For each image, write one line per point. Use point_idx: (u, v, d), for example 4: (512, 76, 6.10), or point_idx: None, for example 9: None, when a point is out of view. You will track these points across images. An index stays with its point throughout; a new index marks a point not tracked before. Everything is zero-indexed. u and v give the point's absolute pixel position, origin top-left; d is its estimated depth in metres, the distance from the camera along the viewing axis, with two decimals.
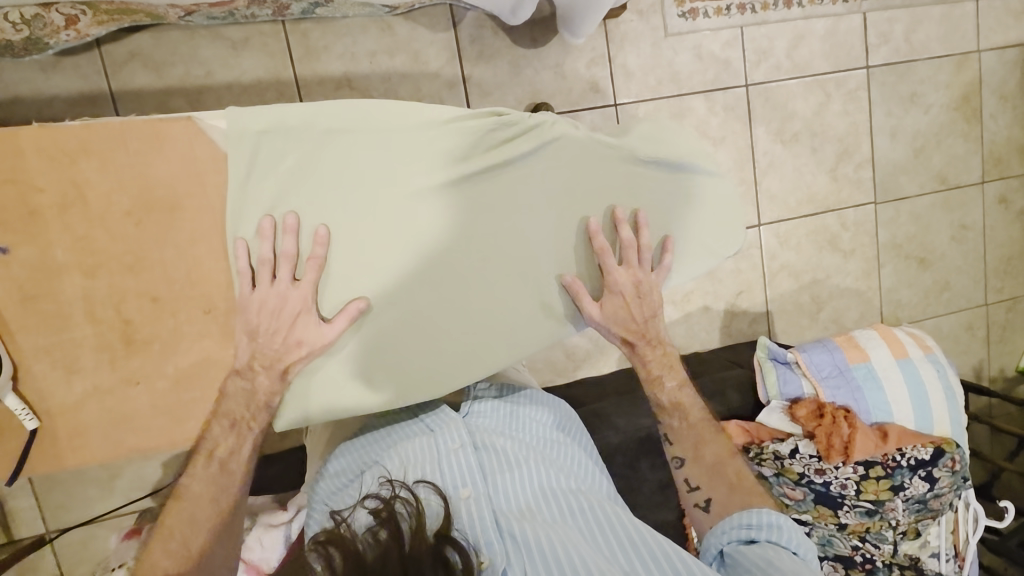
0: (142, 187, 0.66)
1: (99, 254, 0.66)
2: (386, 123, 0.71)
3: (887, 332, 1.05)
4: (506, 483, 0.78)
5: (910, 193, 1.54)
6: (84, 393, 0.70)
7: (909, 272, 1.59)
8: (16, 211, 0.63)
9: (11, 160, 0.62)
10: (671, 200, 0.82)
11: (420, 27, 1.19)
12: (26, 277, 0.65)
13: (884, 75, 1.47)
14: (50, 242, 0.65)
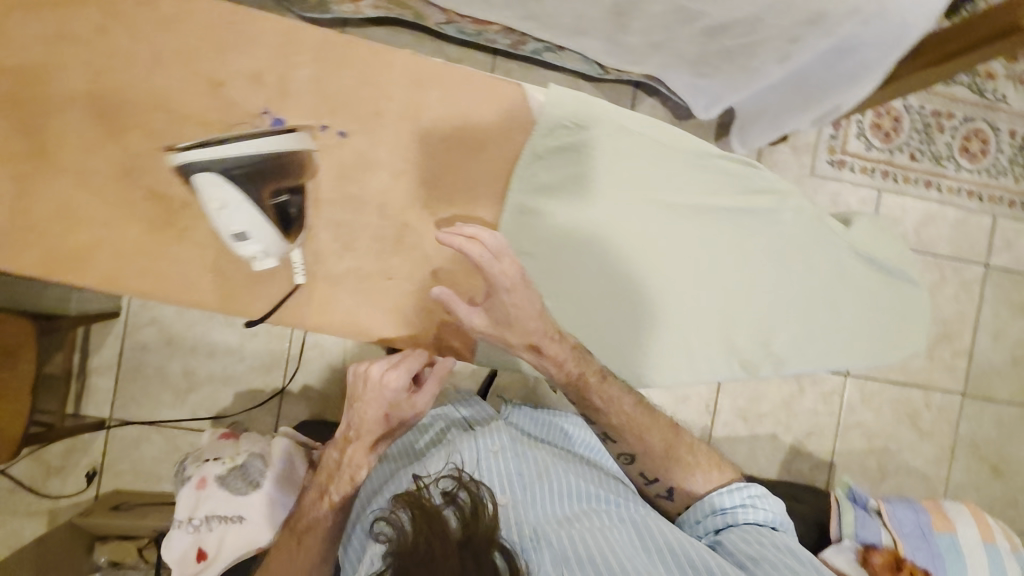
0: (465, 123, 0.77)
1: (410, 163, 0.76)
2: (666, 146, 0.82)
3: (978, 512, 1.03)
4: (545, 488, 0.78)
5: (1000, 397, 1.55)
6: (348, 269, 0.77)
7: (980, 476, 1.56)
8: (366, 109, 0.75)
9: (380, 68, 0.74)
10: (873, 293, 0.89)
11: (605, 97, 1.34)
12: (348, 160, 0.75)
13: (1000, 278, 1.53)
14: (380, 139, 0.75)
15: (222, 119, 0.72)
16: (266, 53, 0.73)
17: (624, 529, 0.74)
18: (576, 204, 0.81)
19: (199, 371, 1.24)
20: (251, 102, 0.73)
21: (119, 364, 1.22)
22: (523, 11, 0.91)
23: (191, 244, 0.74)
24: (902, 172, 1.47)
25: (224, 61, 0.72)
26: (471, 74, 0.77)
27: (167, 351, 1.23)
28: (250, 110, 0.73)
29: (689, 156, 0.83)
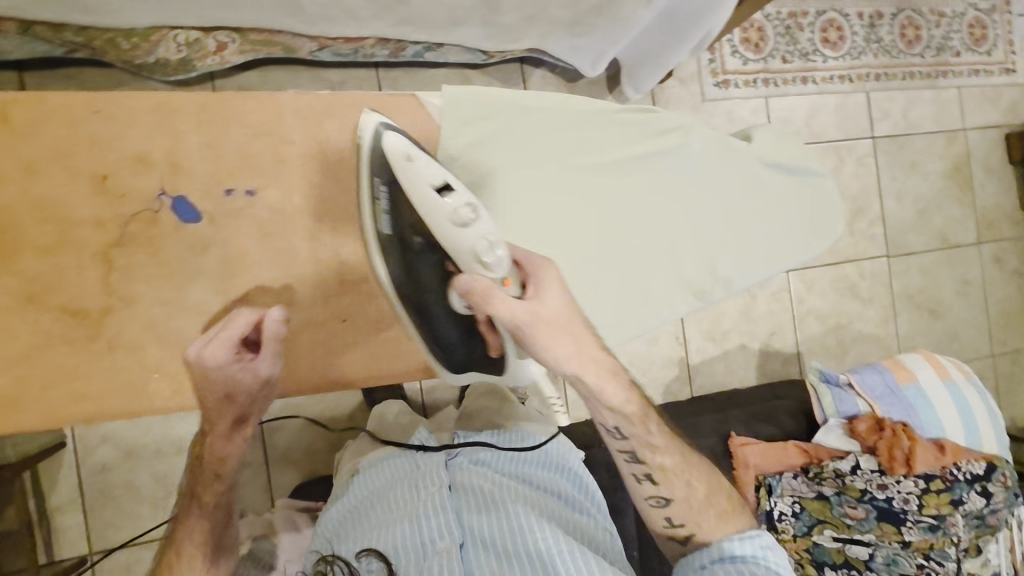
0: None
1: (330, 202, 0.74)
2: (569, 117, 0.84)
3: (931, 356, 1.13)
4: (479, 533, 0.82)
5: (918, 248, 1.70)
6: (300, 324, 0.74)
7: (922, 322, 1.71)
8: (268, 160, 0.72)
9: (270, 118, 0.72)
10: (786, 196, 0.96)
11: (495, 81, 1.35)
12: (267, 218, 0.72)
13: (888, 145, 1.67)
14: (292, 188, 0.73)
15: (115, 213, 0.67)
16: (146, 130, 0.68)
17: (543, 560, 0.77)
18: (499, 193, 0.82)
19: (170, 472, 1.16)
20: (144, 184, 0.68)
21: (81, 495, 1.13)
22: (395, 16, 0.90)
23: (122, 351, 0.69)
24: (780, 74, 1.57)
25: (100, 151, 0.67)
26: (360, 98, 0.75)
27: (130, 463, 1.15)
28: (145, 197, 0.68)
29: (595, 118, 0.86)
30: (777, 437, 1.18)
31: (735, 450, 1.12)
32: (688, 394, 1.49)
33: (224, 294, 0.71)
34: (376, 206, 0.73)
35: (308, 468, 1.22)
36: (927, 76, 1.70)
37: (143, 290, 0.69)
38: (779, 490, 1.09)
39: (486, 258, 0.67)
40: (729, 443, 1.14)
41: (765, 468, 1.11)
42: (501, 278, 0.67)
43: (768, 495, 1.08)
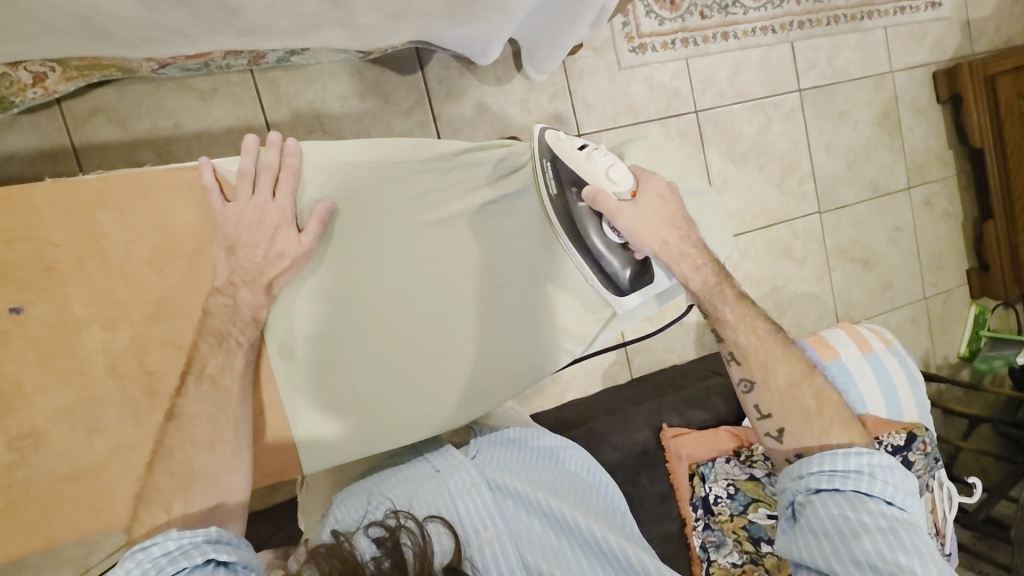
0: (163, 236, 0.64)
1: (120, 305, 0.63)
2: (400, 169, 0.77)
3: (852, 330, 1.13)
4: (525, 526, 0.83)
5: (849, 201, 1.68)
6: (106, 453, 0.63)
7: (856, 274, 1.71)
8: (28, 268, 0.59)
9: (21, 216, 0.59)
10: (678, 212, 0.95)
11: (388, 70, 1.23)
12: (44, 336, 0.60)
13: (815, 96, 1.61)
14: (68, 296, 0.61)
15: None
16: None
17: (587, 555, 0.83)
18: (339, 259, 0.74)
19: None
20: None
21: None
22: (233, 30, 0.76)
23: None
24: (699, 32, 1.47)
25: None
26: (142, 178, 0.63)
27: None
28: None
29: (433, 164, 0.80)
30: (709, 422, 1.20)
31: (667, 443, 1.15)
32: (628, 376, 1.45)
33: (1, 432, 0.59)
34: (550, 197, 0.86)
35: None
36: (853, 19, 1.62)
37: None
38: (713, 475, 1.14)
39: (611, 175, 0.82)
40: (661, 436, 1.16)
41: (697, 456, 1.15)
42: (626, 189, 0.82)
43: (702, 481, 1.15)
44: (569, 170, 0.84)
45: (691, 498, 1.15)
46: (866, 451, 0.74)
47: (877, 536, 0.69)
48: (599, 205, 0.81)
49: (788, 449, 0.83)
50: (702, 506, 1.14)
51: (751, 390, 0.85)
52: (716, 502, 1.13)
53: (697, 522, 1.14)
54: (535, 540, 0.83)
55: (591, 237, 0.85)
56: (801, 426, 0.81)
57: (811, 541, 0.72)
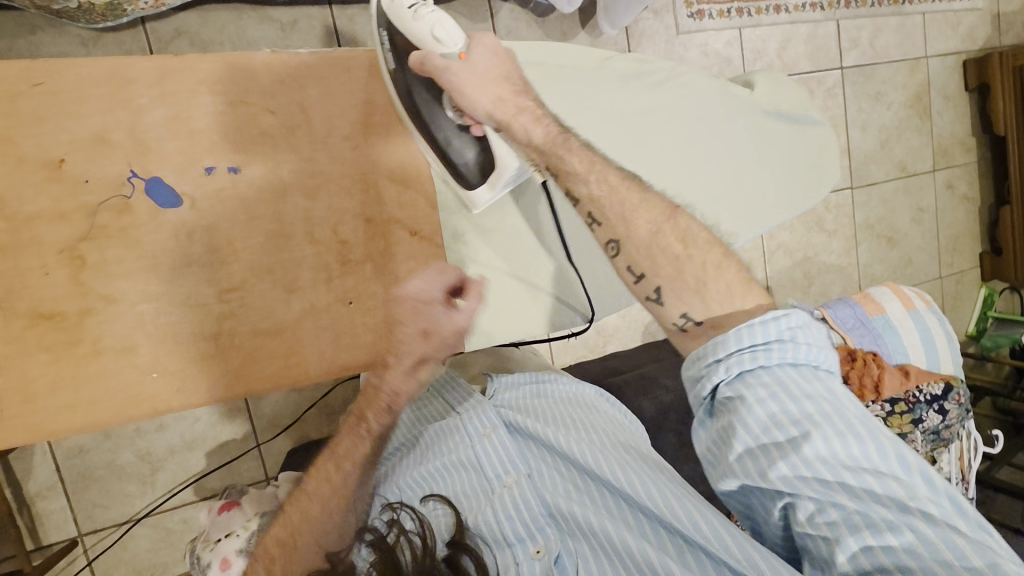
0: (360, 113, 0.76)
1: (319, 176, 0.74)
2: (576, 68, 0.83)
3: (896, 288, 1.20)
4: (545, 465, 0.78)
5: (879, 178, 1.75)
6: (301, 311, 0.73)
7: (880, 250, 1.79)
8: (249, 133, 0.71)
9: (244, 81, 0.70)
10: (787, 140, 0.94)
11: (460, 16, 1.25)
12: (255, 197, 0.71)
13: (855, 75, 1.67)
14: (279, 162, 0.72)
15: (81, 202, 0.64)
16: (99, 108, 0.65)
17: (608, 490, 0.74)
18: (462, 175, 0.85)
19: (156, 450, 1.12)
20: (112, 167, 0.65)
21: (62, 480, 1.08)
22: None
23: (109, 356, 0.66)
24: (753, 3, 1.51)
25: (70, 123, 0.64)
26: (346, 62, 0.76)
27: (110, 444, 1.09)
28: (110, 178, 0.65)
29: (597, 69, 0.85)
30: None
31: None
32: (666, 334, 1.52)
33: (217, 281, 0.70)
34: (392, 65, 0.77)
35: (297, 434, 1.20)
36: (895, 2, 1.68)
37: (121, 287, 0.66)
38: None
39: (440, 35, 0.74)
40: None
41: None
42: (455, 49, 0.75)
43: None
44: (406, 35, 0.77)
45: None
46: (783, 315, 0.60)
47: (821, 454, 0.56)
48: (428, 68, 0.74)
49: (672, 309, 0.64)
50: None
51: (618, 251, 0.67)
52: None
53: None
54: (558, 479, 0.76)
55: (430, 113, 0.77)
56: (683, 287, 0.63)
57: (747, 464, 0.58)
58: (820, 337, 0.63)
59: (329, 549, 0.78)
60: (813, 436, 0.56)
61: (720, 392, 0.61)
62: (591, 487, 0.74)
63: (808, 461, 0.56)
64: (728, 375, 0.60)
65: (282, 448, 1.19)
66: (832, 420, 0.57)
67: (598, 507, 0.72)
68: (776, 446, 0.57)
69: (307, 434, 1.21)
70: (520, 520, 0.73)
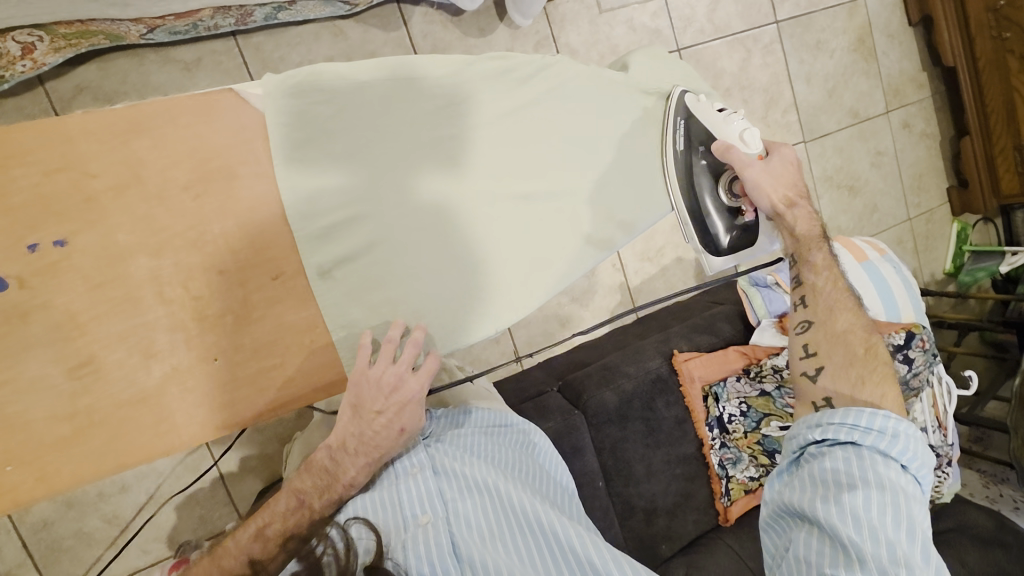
0: (205, 151, 0.53)
1: (166, 233, 0.51)
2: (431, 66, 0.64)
3: (848, 242, 1.19)
4: (467, 509, 0.81)
5: (831, 128, 1.71)
6: (164, 378, 0.52)
7: (843, 200, 1.76)
8: (73, 199, 0.48)
9: (58, 127, 0.48)
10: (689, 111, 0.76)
11: (371, 28, 1.21)
12: (96, 269, 0.49)
13: (792, 28, 1.63)
14: (115, 226, 0.49)
15: None
16: None
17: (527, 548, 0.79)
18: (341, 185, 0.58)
19: (122, 511, 1.10)
20: None
21: (31, 555, 1.05)
22: None
23: None
24: None
25: None
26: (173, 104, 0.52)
27: (73, 513, 1.08)
28: None
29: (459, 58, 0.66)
30: (717, 345, 1.24)
31: (680, 367, 1.17)
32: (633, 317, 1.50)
33: (64, 361, 0.48)
34: (676, 154, 0.73)
35: (267, 472, 1.19)
36: None
37: None
38: (725, 395, 1.18)
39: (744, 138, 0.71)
40: (674, 362, 1.18)
41: (710, 378, 1.18)
42: (756, 152, 0.72)
43: (716, 402, 1.18)
44: (699, 128, 0.72)
45: (706, 419, 1.18)
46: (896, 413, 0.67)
47: (868, 492, 0.64)
48: (732, 161, 0.71)
49: (821, 390, 0.74)
50: (717, 425, 1.18)
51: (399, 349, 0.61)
52: (730, 420, 1.18)
53: (714, 441, 1.19)
54: (475, 522, 0.80)
55: (707, 189, 0.73)
56: (843, 372, 0.73)
57: (804, 485, 0.69)
58: (925, 446, 0.68)
59: (252, 558, 0.70)
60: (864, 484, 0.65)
61: (809, 448, 0.72)
62: (501, 539, 0.79)
63: (836, 511, 0.64)
64: (820, 437, 0.70)
65: (251, 489, 1.18)
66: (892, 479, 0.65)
67: (506, 561, 0.77)
68: (825, 479, 0.67)
69: (274, 471, 1.20)
70: (430, 560, 0.75)
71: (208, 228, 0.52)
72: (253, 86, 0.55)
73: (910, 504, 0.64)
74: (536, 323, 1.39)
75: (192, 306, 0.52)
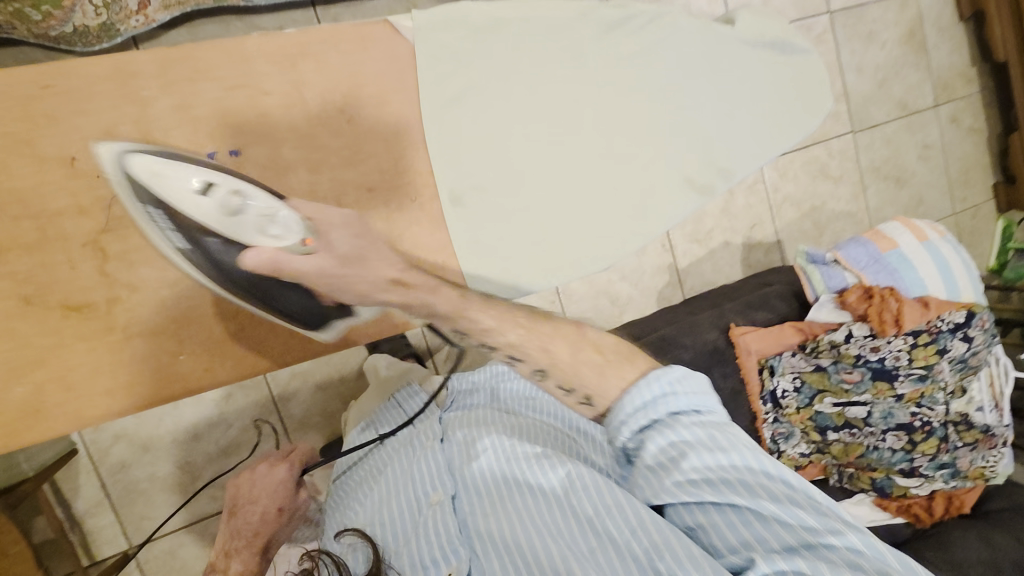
0: (353, 85, 0.70)
1: (320, 151, 0.70)
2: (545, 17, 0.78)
3: (909, 222, 1.21)
4: (474, 477, 0.74)
5: (880, 119, 1.73)
6: None
7: (889, 191, 1.77)
8: (248, 116, 0.67)
9: (240, 67, 0.66)
10: (771, 72, 0.89)
11: None
12: (259, 177, 0.67)
13: (845, 18, 1.64)
14: (279, 140, 0.68)
15: (96, 196, 0.64)
16: (107, 103, 0.63)
17: (542, 498, 0.67)
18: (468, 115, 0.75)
19: (194, 458, 1.15)
20: (122, 160, 0.63)
21: (109, 495, 1.11)
22: None
23: (141, 339, 0.68)
24: None
25: (77, 121, 0.62)
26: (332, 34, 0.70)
27: (148, 457, 1.12)
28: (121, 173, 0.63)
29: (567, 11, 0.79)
30: (773, 322, 1.25)
31: (736, 340, 1.19)
32: (681, 297, 1.54)
33: None
34: (181, 251, 0.65)
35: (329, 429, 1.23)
36: None
37: (143, 275, 0.67)
38: (781, 369, 1.18)
39: (271, 231, 0.63)
40: (730, 335, 1.20)
41: (766, 351, 1.19)
42: (297, 241, 0.64)
43: (771, 375, 1.18)
44: (193, 221, 0.63)
45: (761, 393, 1.19)
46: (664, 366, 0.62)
47: (702, 449, 0.57)
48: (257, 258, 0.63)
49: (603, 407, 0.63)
50: (770, 400, 1.18)
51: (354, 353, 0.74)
52: (784, 394, 1.18)
53: (767, 415, 1.18)
54: (480, 488, 0.72)
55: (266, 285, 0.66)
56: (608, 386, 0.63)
57: (647, 481, 0.59)
58: (706, 383, 0.63)
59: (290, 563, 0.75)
60: (690, 438, 0.58)
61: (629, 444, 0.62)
62: (508, 495, 0.69)
63: (692, 491, 0.56)
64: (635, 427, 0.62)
65: (315, 444, 1.23)
66: (708, 427, 0.59)
67: (513, 517, 0.66)
68: (659, 459, 0.58)
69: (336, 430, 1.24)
70: (437, 544, 0.69)
71: (358, 148, 0.71)
72: (407, 21, 0.72)
73: (737, 437, 0.58)
74: (588, 299, 1.43)
75: (343, 218, 0.72)
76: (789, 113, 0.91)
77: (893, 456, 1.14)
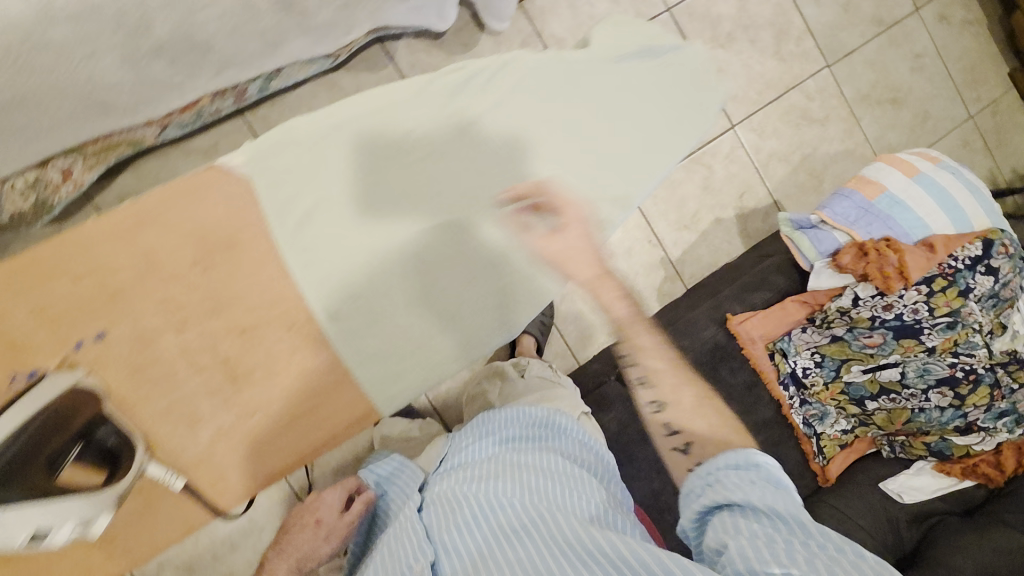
0: (198, 237, 0.68)
1: (180, 311, 0.68)
2: (388, 96, 0.75)
3: (893, 157, 1.10)
4: (459, 539, 0.66)
5: (855, 44, 1.59)
6: (211, 440, 0.71)
7: (887, 115, 1.62)
8: (100, 297, 0.64)
9: (88, 254, 0.64)
10: (646, 78, 0.89)
11: (362, 73, 1.25)
12: (129, 353, 0.66)
13: None
14: (138, 315, 0.66)
15: None
16: None
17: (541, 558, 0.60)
18: (336, 216, 0.72)
19: (234, 569, 1.18)
20: None
21: None
22: (214, 67, 0.84)
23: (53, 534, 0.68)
24: None
25: None
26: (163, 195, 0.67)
27: None
28: None
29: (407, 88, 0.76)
30: (774, 300, 1.15)
31: (737, 330, 1.10)
32: (683, 289, 1.46)
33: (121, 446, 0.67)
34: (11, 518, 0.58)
35: None
36: None
37: None
38: (793, 349, 1.10)
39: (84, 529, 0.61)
40: (729, 326, 1.11)
41: (772, 334, 1.11)
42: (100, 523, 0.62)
43: (784, 358, 1.11)
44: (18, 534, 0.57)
45: (779, 377, 1.10)
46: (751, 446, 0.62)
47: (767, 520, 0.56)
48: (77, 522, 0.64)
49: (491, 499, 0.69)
50: (792, 382, 1.11)
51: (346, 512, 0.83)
52: (805, 373, 1.10)
53: (793, 401, 1.11)
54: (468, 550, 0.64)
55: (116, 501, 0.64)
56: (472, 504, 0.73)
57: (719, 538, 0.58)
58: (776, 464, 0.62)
59: None
60: (761, 508, 0.57)
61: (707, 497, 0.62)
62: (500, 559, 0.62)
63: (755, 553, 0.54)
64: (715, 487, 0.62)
65: None
66: (782, 498, 0.59)
67: None
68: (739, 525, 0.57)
69: None
70: None
71: (223, 295, 0.69)
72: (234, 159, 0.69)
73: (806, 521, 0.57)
74: (584, 317, 1.38)
75: (222, 370, 0.70)
76: (679, 105, 0.90)
77: (943, 415, 1.03)
